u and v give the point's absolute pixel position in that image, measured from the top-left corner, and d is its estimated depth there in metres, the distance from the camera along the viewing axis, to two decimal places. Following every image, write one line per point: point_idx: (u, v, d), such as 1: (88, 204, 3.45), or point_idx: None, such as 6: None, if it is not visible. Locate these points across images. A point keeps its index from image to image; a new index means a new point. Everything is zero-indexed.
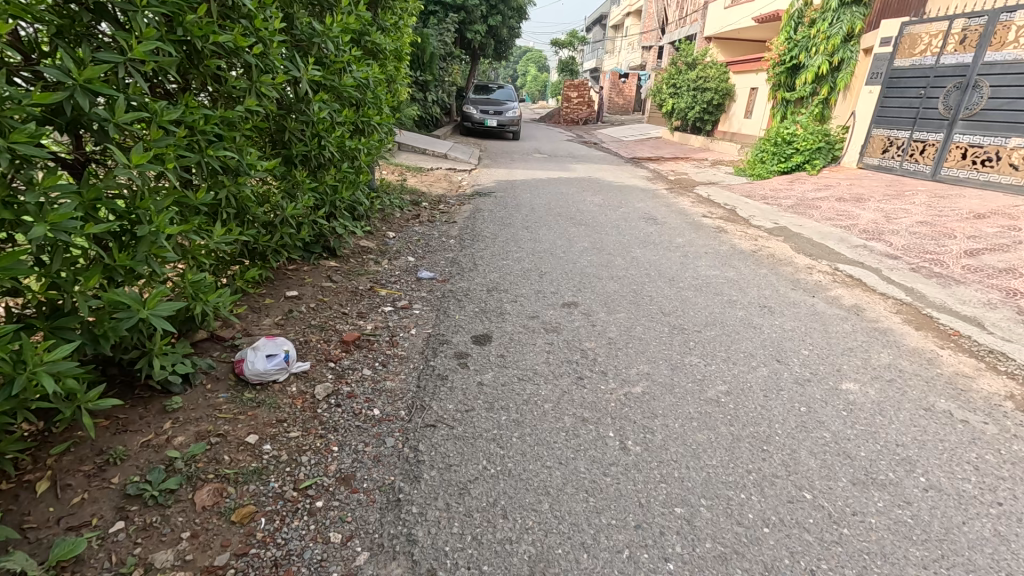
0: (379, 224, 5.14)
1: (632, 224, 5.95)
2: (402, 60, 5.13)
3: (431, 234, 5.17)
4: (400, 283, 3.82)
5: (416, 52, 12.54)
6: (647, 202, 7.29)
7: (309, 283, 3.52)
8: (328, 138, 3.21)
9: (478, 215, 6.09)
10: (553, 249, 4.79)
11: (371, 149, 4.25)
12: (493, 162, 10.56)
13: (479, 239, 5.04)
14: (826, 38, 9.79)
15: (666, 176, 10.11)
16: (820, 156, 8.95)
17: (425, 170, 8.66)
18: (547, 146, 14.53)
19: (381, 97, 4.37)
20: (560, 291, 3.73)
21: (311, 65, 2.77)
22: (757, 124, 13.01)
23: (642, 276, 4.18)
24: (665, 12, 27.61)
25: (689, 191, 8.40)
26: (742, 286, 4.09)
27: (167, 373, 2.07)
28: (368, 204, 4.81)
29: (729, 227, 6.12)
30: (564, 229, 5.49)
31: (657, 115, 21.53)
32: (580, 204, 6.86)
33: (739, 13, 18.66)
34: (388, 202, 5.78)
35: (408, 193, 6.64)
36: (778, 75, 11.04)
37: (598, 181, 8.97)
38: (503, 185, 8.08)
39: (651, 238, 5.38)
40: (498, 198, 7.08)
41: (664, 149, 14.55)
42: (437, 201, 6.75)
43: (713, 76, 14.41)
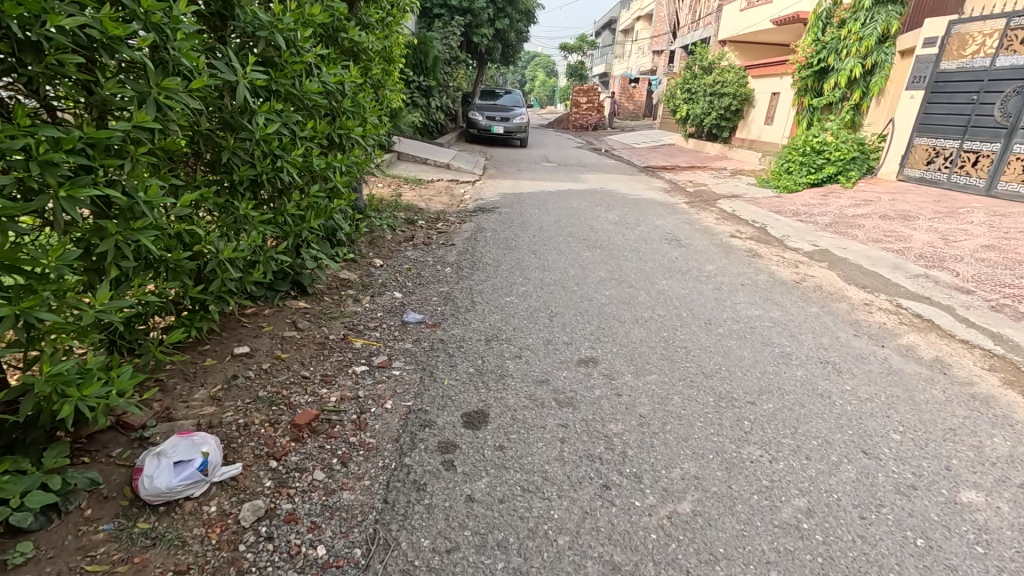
0: (365, 249, 4.51)
1: (653, 247, 5.28)
2: (393, 63, 4.50)
3: (423, 261, 4.52)
4: (380, 330, 3.16)
5: (418, 56, 11.97)
6: (668, 219, 6.60)
7: (267, 334, 2.88)
8: (288, 157, 2.58)
9: (480, 236, 5.43)
10: (565, 280, 4.13)
11: (353, 165, 3.63)
12: (498, 172, 9.93)
13: (479, 267, 4.38)
14: (858, 39, 9.08)
15: (685, 188, 9.41)
16: (855, 167, 8.24)
17: (425, 182, 8.04)
18: (556, 154, 13.90)
19: (365, 106, 3.74)
20: (575, 341, 3.06)
21: (254, 65, 2.13)
22: (779, 131, 12.27)
23: (671, 317, 3.49)
24: (677, 15, 26.91)
25: (711, 206, 7.71)
26: (794, 330, 3.40)
27: (13, 510, 1.45)
28: (350, 226, 4.20)
29: (763, 250, 5.42)
30: (577, 254, 4.83)
31: (670, 120, 20.80)
32: (594, 222, 6.19)
33: (758, 14, 17.90)
34: (378, 222, 5.16)
35: (403, 210, 6.00)
36: (804, 79, 10.34)
37: (612, 193, 8.30)
38: (510, 199, 7.44)
39: (677, 265, 4.70)
40: (503, 215, 6.43)
41: (679, 157, 13.84)
42: (435, 219, 6.11)
43: (732, 81, 13.68)
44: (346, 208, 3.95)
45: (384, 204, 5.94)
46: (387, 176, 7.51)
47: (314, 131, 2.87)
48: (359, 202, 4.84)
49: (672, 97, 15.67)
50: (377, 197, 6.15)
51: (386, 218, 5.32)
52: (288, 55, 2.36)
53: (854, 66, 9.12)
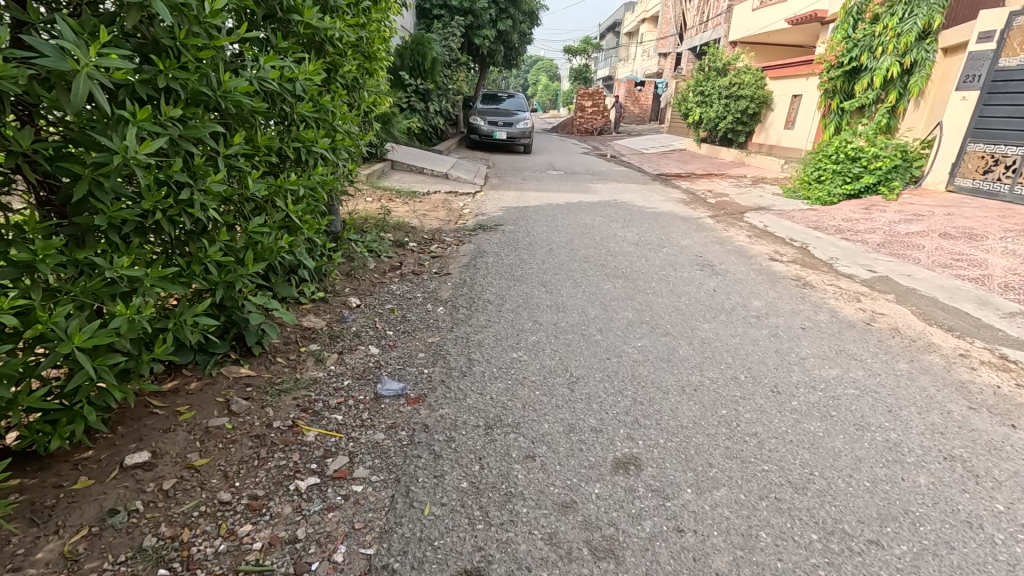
0: (341, 284, 3.72)
1: (684, 275, 4.48)
2: (374, 60, 3.74)
3: (410, 299, 3.72)
4: (346, 410, 2.37)
5: (416, 57, 11.25)
6: (695, 238, 5.80)
7: (183, 424, 2.09)
8: (200, 186, 1.82)
9: (480, 263, 4.63)
10: (585, 325, 3.34)
11: (317, 187, 2.87)
12: (501, 182, 9.16)
13: (479, 306, 3.59)
14: (894, 36, 8.29)
15: (705, 199, 8.60)
16: (897, 176, 7.46)
17: (420, 195, 7.27)
18: (562, 161, 13.13)
19: (331, 112, 2.97)
20: (607, 429, 2.27)
21: (116, 50, 1.37)
22: (802, 136, 11.47)
23: (726, 382, 2.70)
24: (685, 16, 26.13)
25: (739, 221, 6.92)
26: (888, 402, 2.59)
27: None
28: (317, 256, 3.44)
29: (813, 278, 4.62)
30: (595, 286, 4.04)
31: (679, 124, 20.00)
32: (611, 243, 5.40)
33: (772, 14, 17.18)
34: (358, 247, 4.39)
35: (391, 230, 5.22)
36: (831, 80, 9.55)
37: (627, 206, 7.51)
38: (514, 213, 6.65)
39: (716, 300, 3.91)
40: (508, 234, 5.64)
41: (692, 164, 13.03)
42: (429, 240, 5.33)
43: (748, 83, 12.87)
44: (311, 238, 3.20)
45: (369, 223, 5.17)
46: (360, 176, 6.95)
47: (246, 147, 2.11)
48: (335, 224, 4.06)
49: (684, 101, 14.89)
50: (361, 215, 5.37)
51: (369, 242, 4.54)
52: (184, 33, 1.60)
53: (891, 65, 8.33)
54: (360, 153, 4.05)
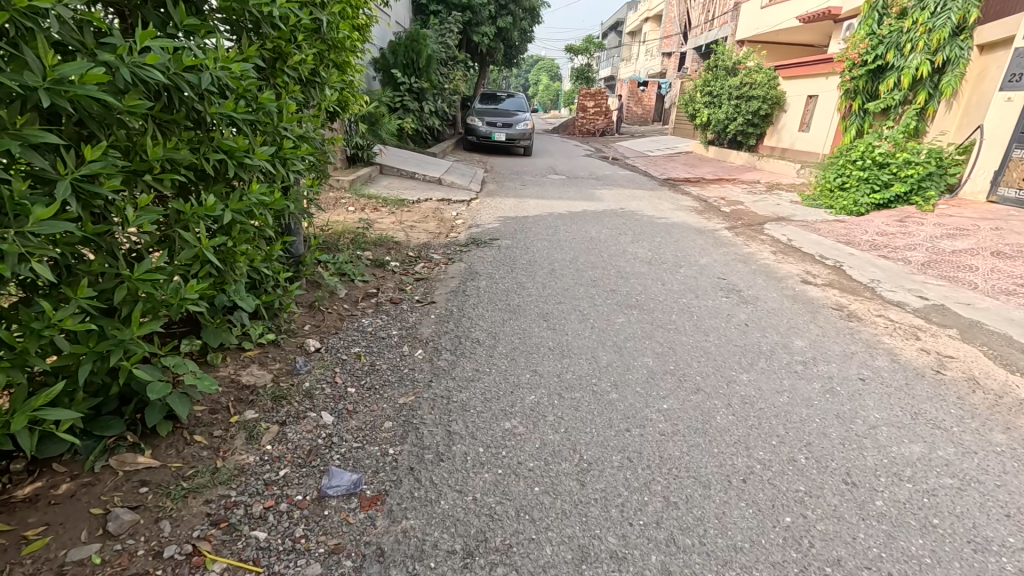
0: (298, 322, 3.08)
1: (708, 304, 3.85)
2: (343, 47, 3.11)
3: (382, 339, 3.07)
4: (274, 522, 1.73)
5: (410, 54, 10.62)
6: (714, 256, 5.17)
7: (25, 564, 1.46)
8: (16, 226, 1.21)
9: (470, 288, 3.98)
10: (595, 377, 2.70)
11: (253, 210, 2.24)
12: (498, 187, 8.53)
13: (465, 350, 2.95)
14: (925, 32, 7.63)
15: (719, 207, 7.97)
16: (933, 185, 6.94)
17: (409, 203, 6.63)
18: (563, 164, 12.50)
19: (273, 113, 2.33)
20: (634, 557, 1.64)
21: None
22: (818, 139, 10.83)
23: (781, 471, 2.06)
24: (690, 15, 25.50)
25: (760, 234, 6.28)
26: (1001, 501, 1.96)
27: None
28: (267, 289, 2.82)
29: (855, 307, 3.99)
30: (604, 320, 3.41)
31: (684, 126, 19.34)
32: (621, 262, 4.77)
33: (781, 13, 16.58)
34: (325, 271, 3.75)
35: (370, 246, 4.58)
36: (853, 79, 8.90)
37: (635, 216, 6.88)
38: (512, 225, 6.02)
39: (750, 338, 3.27)
40: (503, 250, 4.99)
41: (701, 168, 12.39)
42: (413, 257, 4.68)
43: (761, 82, 12.21)
44: (255, 268, 2.58)
45: (344, 238, 4.53)
46: (340, 182, 6.39)
47: (119, 164, 1.50)
48: (298, 243, 3.43)
49: (691, 101, 14.24)
50: (336, 229, 4.73)
51: (341, 263, 3.90)
52: None
53: (922, 64, 7.70)
54: (329, 159, 3.42)
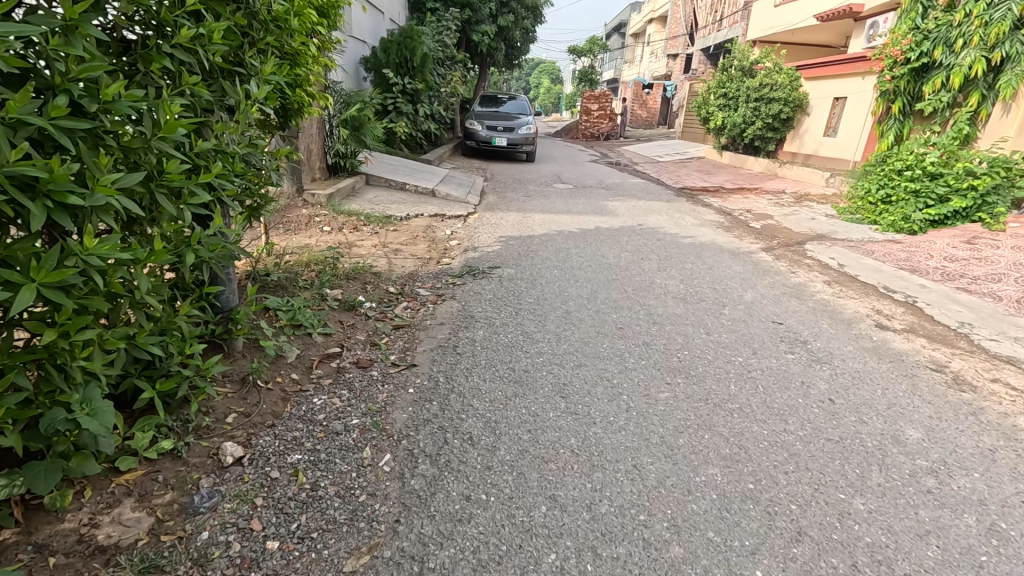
0: (219, 411, 2.20)
1: (771, 364, 2.98)
2: (278, 18, 2.22)
3: (335, 437, 2.17)
4: None
5: (404, 52, 9.80)
6: (758, 288, 4.30)
7: None
8: None
9: (461, 343, 3.07)
10: (642, 511, 1.82)
11: (97, 278, 1.38)
12: (500, 199, 7.68)
13: (450, 459, 2.06)
14: (980, 25, 6.74)
15: (747, 222, 7.12)
16: (999, 199, 6.08)
17: (396, 220, 5.78)
18: (569, 171, 11.65)
19: (135, 118, 1.46)
20: None
21: None
22: (847, 145, 9.96)
23: None
24: (698, 15, 24.63)
25: (802, 257, 5.43)
26: None
27: None
28: (169, 370, 1.98)
29: (958, 366, 3.10)
30: (642, 398, 2.54)
31: (694, 129, 18.50)
32: (650, 299, 3.89)
33: (796, 11, 15.77)
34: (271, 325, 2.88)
35: (339, 282, 3.70)
36: (893, 79, 8.04)
37: (657, 234, 6.03)
38: (516, 247, 5.15)
39: (842, 426, 2.39)
40: (504, 284, 4.10)
41: (717, 175, 11.53)
42: (392, 293, 3.81)
43: (782, 83, 11.29)
44: (134, 348, 1.74)
45: (306, 273, 3.67)
46: (317, 196, 5.55)
47: None
48: (235, 292, 2.60)
49: (705, 104, 13.37)
50: (302, 259, 3.87)
51: (296, 311, 3.02)
52: None
53: (976, 62, 6.79)
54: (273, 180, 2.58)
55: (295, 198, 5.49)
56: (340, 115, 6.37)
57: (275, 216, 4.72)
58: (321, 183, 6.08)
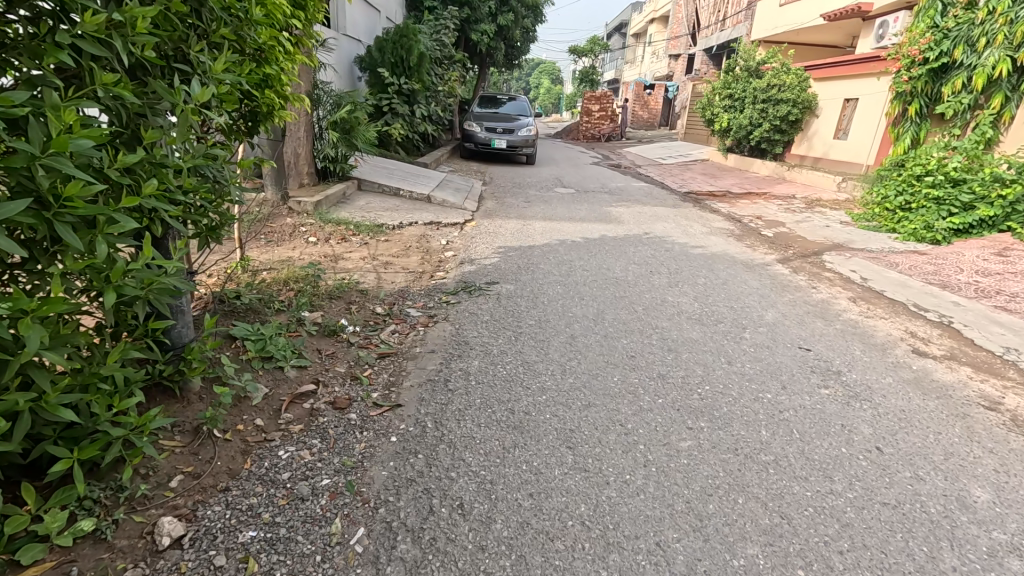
0: (163, 472, 1.85)
1: (803, 402, 2.64)
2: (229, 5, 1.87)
3: (299, 505, 1.82)
4: None
5: (400, 51, 9.46)
6: (779, 306, 3.96)
7: None
8: None
9: (452, 377, 2.72)
10: None
11: None
12: (499, 205, 7.33)
13: (436, 536, 1.71)
14: (1005, 23, 6.39)
15: (759, 230, 6.78)
16: None
17: (388, 229, 5.43)
18: (571, 174, 11.30)
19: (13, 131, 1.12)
20: None
21: None
22: (859, 148, 9.61)
23: None
24: (700, 15, 24.31)
25: (821, 269, 5.09)
26: None
27: None
28: (94, 431, 1.64)
29: (1013, 402, 2.76)
30: (661, 449, 2.19)
31: (697, 131, 18.16)
32: (662, 321, 3.55)
33: (802, 10, 15.43)
34: (235, 359, 2.52)
35: (322, 303, 3.36)
36: (910, 80, 7.70)
37: (665, 243, 5.69)
38: (516, 259, 4.80)
39: (897, 486, 2.04)
40: (502, 303, 3.75)
41: (723, 178, 11.19)
42: (377, 314, 3.46)
43: (791, 84, 10.92)
44: (48, 412, 1.42)
45: (283, 295, 3.33)
46: (303, 204, 5.20)
47: None
48: (190, 325, 2.26)
49: (709, 105, 13.02)
50: (281, 277, 3.53)
51: (266, 341, 2.67)
52: None
53: (1000, 62, 6.44)
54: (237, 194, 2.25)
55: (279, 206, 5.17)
56: (328, 117, 6.01)
57: (254, 227, 4.34)
58: (308, 189, 5.73)
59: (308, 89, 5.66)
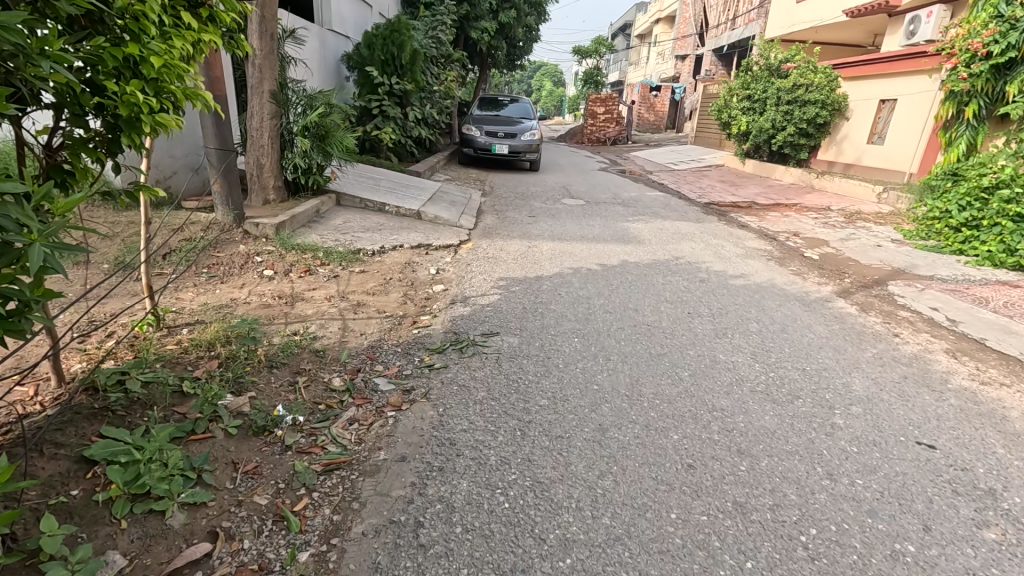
0: None
1: (964, 559, 1.72)
2: None
3: None
4: None
5: (390, 47, 8.57)
6: (864, 369, 3.03)
7: None
8: None
9: (425, 518, 1.80)
10: None
11: None
12: (500, 220, 6.43)
13: None
14: None
15: (800, 251, 5.88)
16: None
17: (366, 255, 4.53)
18: (578, 182, 10.41)
19: None
20: None
21: None
22: (900, 154, 8.68)
23: None
24: (708, 14, 23.49)
25: (893, 306, 4.18)
26: None
27: None
28: None
29: None
30: None
31: (707, 134, 17.29)
32: (719, 397, 2.62)
33: (820, 6, 14.56)
34: (81, 508, 1.61)
35: (253, 379, 2.44)
36: (969, 77, 6.75)
37: (697, 270, 4.78)
38: (520, 295, 3.91)
39: None
40: (501, 369, 2.82)
41: (744, 186, 10.28)
42: (331, 392, 2.54)
43: (819, 83, 9.97)
44: None
45: (199, 369, 2.42)
46: (262, 227, 4.30)
47: None
48: None
49: (726, 107, 12.08)
50: (202, 339, 2.62)
51: (141, 464, 1.75)
52: None
53: None
54: (60, 255, 1.29)
55: (234, 228, 4.25)
56: (298, 122, 5.12)
57: (196, 255, 3.78)
58: (274, 206, 4.96)
59: (273, 90, 4.81)
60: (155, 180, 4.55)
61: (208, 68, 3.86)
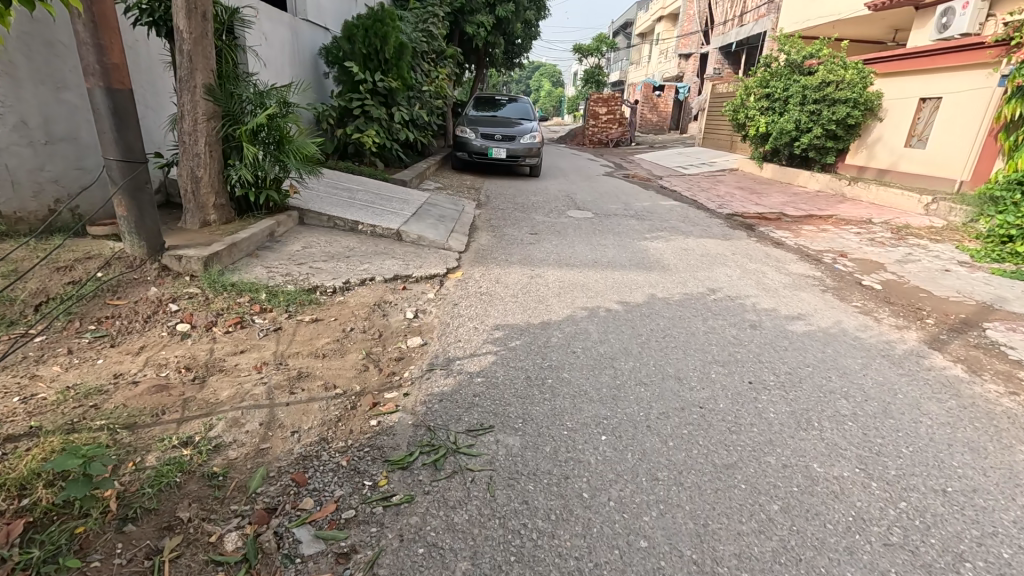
0: None
1: None
2: None
3: None
4: None
5: (373, 41, 7.56)
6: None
7: None
8: None
9: None
10: None
11: None
12: (497, 239, 5.44)
13: None
14: None
15: (856, 278, 4.91)
16: None
17: (324, 293, 3.53)
18: (584, 189, 9.44)
19: None
20: None
21: None
22: (948, 159, 7.72)
23: None
24: (714, 11, 22.50)
25: (1010, 364, 3.20)
26: None
27: None
28: None
29: None
30: None
31: (717, 135, 16.34)
32: (842, 566, 1.65)
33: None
34: None
35: (75, 561, 1.46)
36: None
37: (743, 311, 3.80)
38: (521, 356, 2.92)
39: None
40: (495, 508, 1.82)
41: (767, 194, 9.33)
42: (215, 570, 1.53)
43: (851, 80, 8.96)
44: None
45: None
46: (185, 261, 3.29)
47: None
48: None
49: (743, 107, 11.10)
50: (7, 480, 1.67)
51: None
52: None
53: None
54: None
55: (148, 263, 3.26)
56: (244, 123, 4.11)
57: (81, 306, 2.79)
58: (215, 230, 3.97)
59: (209, 84, 3.83)
60: (52, 201, 3.56)
61: (100, 50, 2.88)
